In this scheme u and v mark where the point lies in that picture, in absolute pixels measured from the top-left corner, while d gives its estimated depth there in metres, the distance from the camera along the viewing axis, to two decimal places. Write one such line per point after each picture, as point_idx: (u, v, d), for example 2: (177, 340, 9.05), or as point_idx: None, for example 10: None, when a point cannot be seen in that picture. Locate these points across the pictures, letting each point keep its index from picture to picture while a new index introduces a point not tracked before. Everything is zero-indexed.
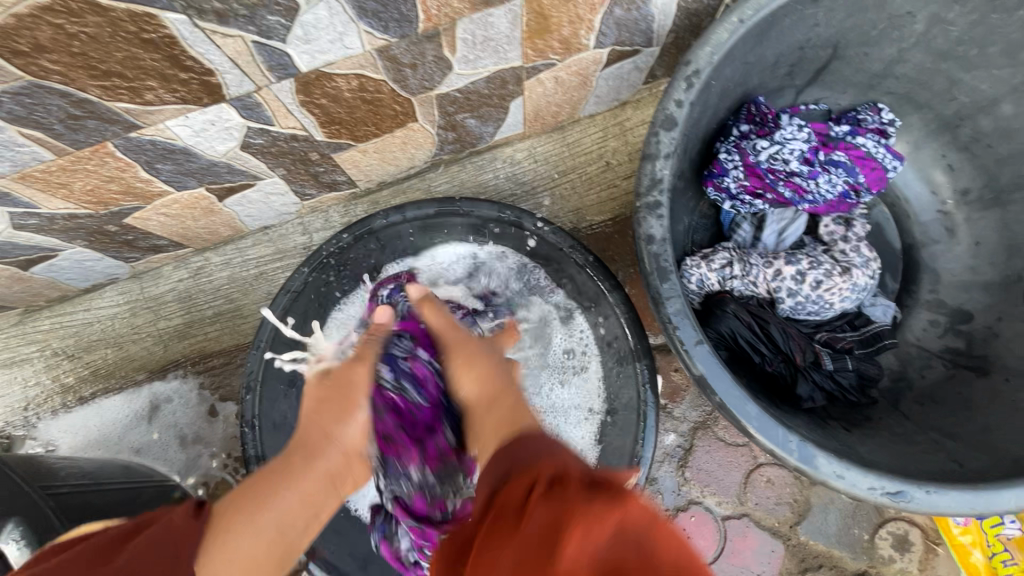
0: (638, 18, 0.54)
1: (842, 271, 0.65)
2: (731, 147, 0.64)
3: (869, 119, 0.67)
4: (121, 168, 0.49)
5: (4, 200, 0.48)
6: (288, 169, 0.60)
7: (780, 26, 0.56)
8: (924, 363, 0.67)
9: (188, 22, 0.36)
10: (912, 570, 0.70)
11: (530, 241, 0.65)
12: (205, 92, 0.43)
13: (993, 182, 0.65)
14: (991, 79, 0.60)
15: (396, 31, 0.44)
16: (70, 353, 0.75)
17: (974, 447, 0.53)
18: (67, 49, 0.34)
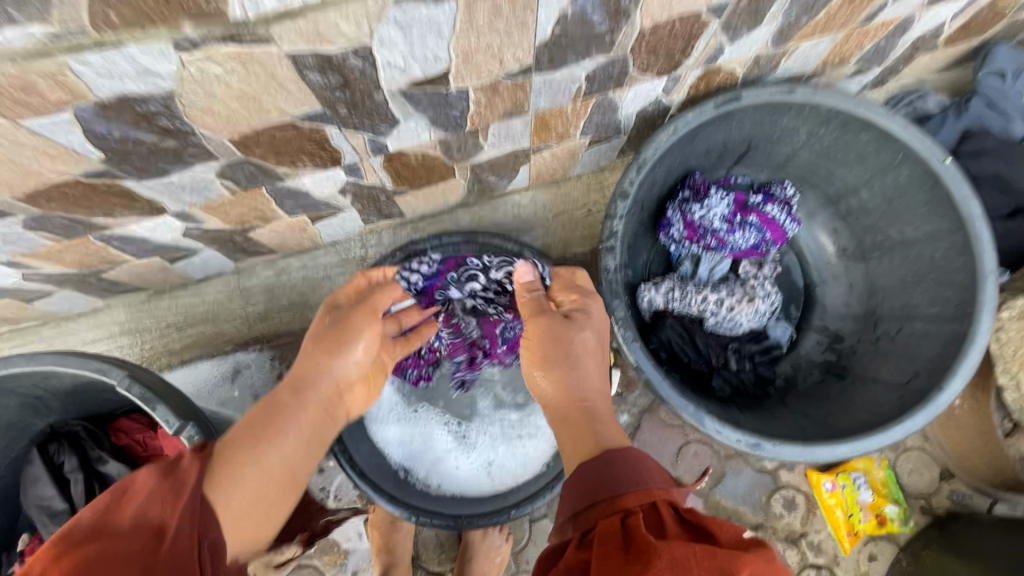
0: (609, 121, 0.81)
1: (748, 299, 0.90)
2: (676, 207, 0.90)
3: (779, 193, 0.92)
4: (263, 202, 0.75)
5: (187, 219, 0.74)
6: (362, 205, 0.86)
7: (706, 132, 0.82)
8: (809, 370, 0.93)
9: (338, 130, 0.62)
10: (796, 524, 0.94)
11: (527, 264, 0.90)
12: (331, 161, 0.69)
13: (861, 243, 0.91)
14: (853, 174, 0.86)
15: (452, 130, 0.69)
16: (178, 326, 1.00)
17: (819, 424, 0.78)
18: (270, 142, 0.60)
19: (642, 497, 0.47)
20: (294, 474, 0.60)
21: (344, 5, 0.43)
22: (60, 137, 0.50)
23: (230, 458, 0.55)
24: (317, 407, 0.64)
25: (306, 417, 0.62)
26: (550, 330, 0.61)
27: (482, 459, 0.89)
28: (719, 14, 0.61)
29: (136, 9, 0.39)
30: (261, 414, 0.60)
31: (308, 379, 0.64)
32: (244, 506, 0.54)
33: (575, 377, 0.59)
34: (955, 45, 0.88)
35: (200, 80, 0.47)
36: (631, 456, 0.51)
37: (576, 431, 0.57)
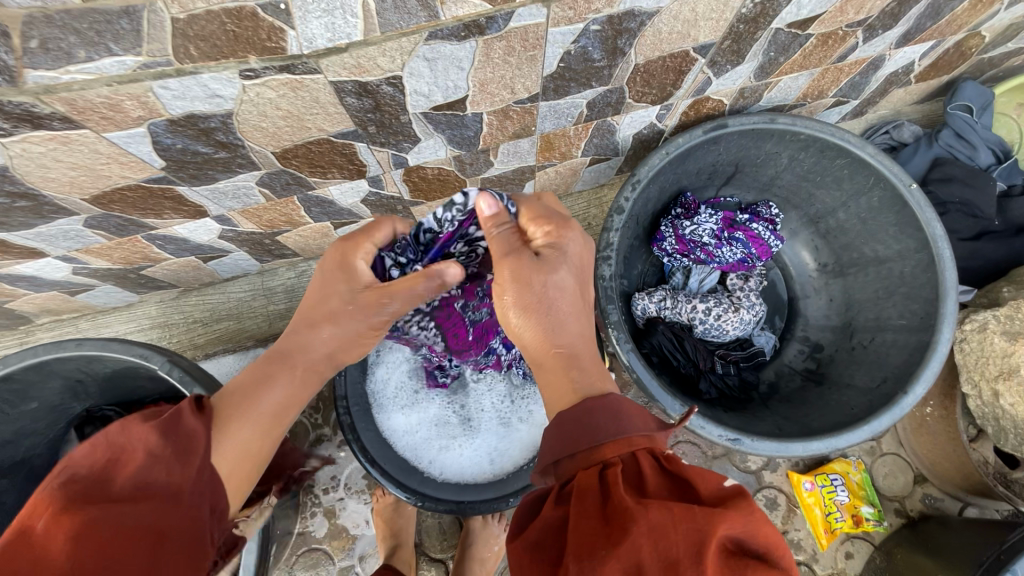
0: (607, 143, 0.89)
1: (734, 308, 0.97)
2: (669, 223, 0.98)
3: (764, 213, 1.02)
4: (294, 208, 0.83)
5: (225, 222, 0.81)
6: (381, 214, 0.94)
7: (696, 155, 0.90)
8: (790, 377, 1.00)
9: (366, 147, 0.70)
10: (777, 522, 1.00)
11: None
12: (357, 173, 0.77)
13: (839, 260, 0.99)
14: (831, 196, 0.94)
15: (466, 148, 0.77)
16: (204, 322, 1.07)
17: (795, 424, 0.85)
18: (306, 156, 0.68)
19: (621, 447, 0.49)
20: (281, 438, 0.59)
21: (383, 43, 0.51)
22: (132, 147, 0.58)
23: (223, 423, 0.54)
24: (308, 376, 0.61)
25: (298, 383, 0.60)
26: (520, 272, 0.57)
27: (483, 445, 1.00)
28: (705, 52, 0.69)
29: (211, 45, 0.47)
30: (255, 380, 0.58)
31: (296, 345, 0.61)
32: (234, 470, 0.54)
33: (551, 322, 0.58)
34: (927, 81, 0.97)
35: (256, 102, 0.55)
36: (610, 409, 0.52)
37: (555, 383, 0.58)
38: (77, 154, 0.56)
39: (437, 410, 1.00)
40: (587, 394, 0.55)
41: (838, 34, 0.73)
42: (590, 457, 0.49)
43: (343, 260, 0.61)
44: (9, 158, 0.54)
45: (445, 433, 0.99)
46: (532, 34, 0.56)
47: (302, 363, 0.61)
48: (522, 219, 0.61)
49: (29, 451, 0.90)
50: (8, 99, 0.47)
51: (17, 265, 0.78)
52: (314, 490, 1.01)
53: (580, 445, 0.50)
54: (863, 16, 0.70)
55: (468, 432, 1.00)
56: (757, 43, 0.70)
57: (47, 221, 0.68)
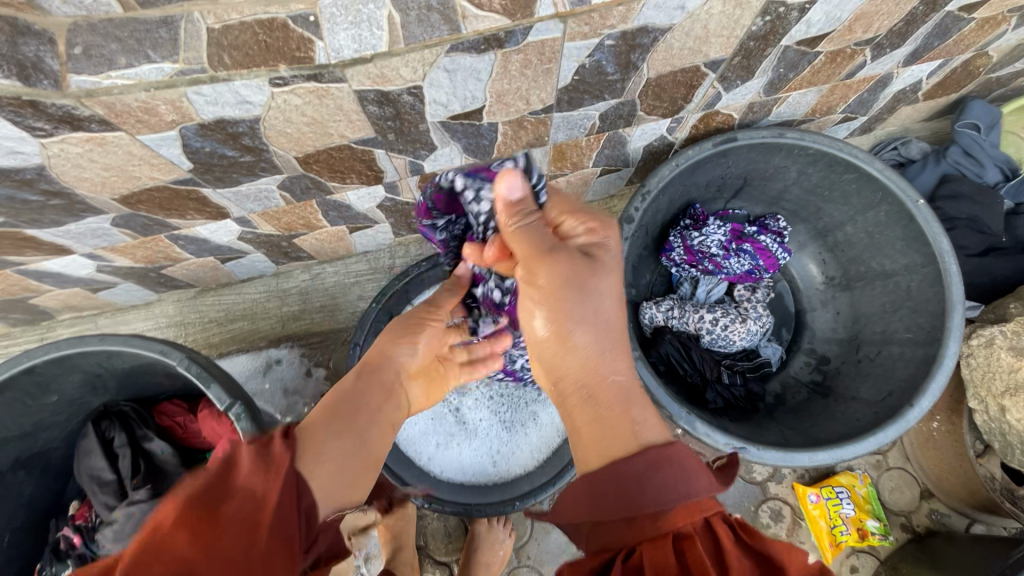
0: (618, 154, 0.91)
1: (742, 319, 0.98)
2: (678, 233, 0.99)
3: (772, 225, 1.02)
4: (311, 212, 0.85)
5: (245, 223, 0.84)
6: (395, 220, 0.96)
7: (706, 166, 0.91)
8: (797, 389, 1.01)
9: (385, 154, 0.73)
10: (783, 534, 1.00)
11: None
12: (374, 179, 0.79)
13: (846, 274, 1.00)
14: (839, 210, 0.95)
15: (480, 157, 0.80)
16: (220, 321, 1.09)
17: (802, 436, 0.86)
18: (326, 161, 0.71)
19: (692, 514, 0.46)
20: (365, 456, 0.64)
21: (405, 55, 0.53)
22: (163, 150, 0.60)
23: (315, 440, 0.58)
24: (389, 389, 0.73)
25: (373, 409, 0.69)
26: (571, 275, 0.59)
27: (484, 448, 1.03)
28: (716, 68, 0.71)
29: (245, 53, 0.50)
30: (333, 416, 0.64)
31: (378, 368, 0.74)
32: (326, 480, 0.55)
33: (601, 339, 0.59)
34: (935, 99, 0.98)
35: (283, 109, 0.58)
36: (674, 467, 0.50)
37: (612, 422, 0.55)
38: (112, 155, 0.59)
39: (436, 412, 1.03)
40: (644, 441, 0.53)
41: (847, 52, 0.74)
42: (657, 530, 0.46)
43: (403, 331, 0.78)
44: (47, 157, 0.57)
45: (443, 430, 1.02)
46: (548, 48, 0.58)
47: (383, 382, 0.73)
48: (558, 217, 0.65)
49: (47, 444, 0.92)
50: (52, 101, 0.49)
51: (44, 261, 0.81)
52: None
53: (649, 518, 0.46)
54: (871, 35, 0.72)
55: (465, 431, 1.03)
56: (768, 60, 0.72)
57: (77, 219, 0.71)
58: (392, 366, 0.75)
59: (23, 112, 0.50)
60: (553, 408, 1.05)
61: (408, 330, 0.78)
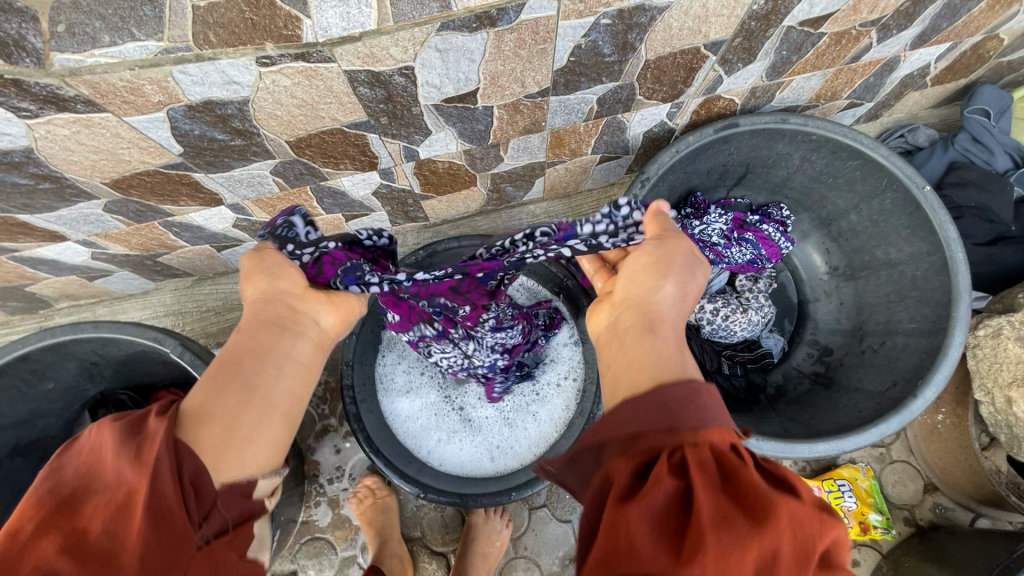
0: (617, 140, 0.89)
1: (743, 309, 0.96)
2: (679, 222, 0.97)
3: (774, 214, 1.01)
4: (306, 199, 0.84)
5: (240, 211, 0.83)
6: (391, 208, 0.95)
7: (706, 153, 0.89)
8: (799, 380, 1.00)
9: (379, 138, 0.71)
10: None
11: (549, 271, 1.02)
12: (369, 165, 0.78)
13: (851, 263, 0.98)
14: (843, 198, 0.93)
15: (476, 142, 0.78)
16: (217, 311, 1.09)
17: (804, 426, 0.85)
18: (318, 146, 0.70)
19: (722, 436, 0.44)
20: (251, 416, 0.51)
21: (395, 33, 0.52)
22: (152, 132, 0.59)
23: (201, 406, 0.49)
24: (277, 328, 0.56)
25: (266, 364, 0.53)
26: (653, 257, 0.58)
27: (482, 441, 1.03)
28: (716, 49, 0.69)
29: (230, 32, 0.48)
30: (220, 367, 0.52)
31: (276, 319, 0.56)
32: (214, 443, 0.48)
33: (659, 309, 0.55)
34: (943, 85, 0.96)
35: (272, 90, 0.57)
36: (702, 404, 0.46)
37: (652, 360, 0.51)
38: (100, 137, 0.58)
39: (437, 402, 1.04)
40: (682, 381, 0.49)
41: (852, 33, 0.73)
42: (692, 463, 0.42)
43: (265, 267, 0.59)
44: (34, 139, 0.56)
45: (445, 425, 1.03)
46: (543, 26, 0.57)
47: (271, 331, 0.55)
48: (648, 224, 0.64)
49: (45, 431, 0.92)
50: (35, 80, 0.49)
51: (38, 248, 0.80)
52: (319, 479, 1.03)
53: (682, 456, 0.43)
54: (877, 16, 0.70)
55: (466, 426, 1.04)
56: (770, 41, 0.70)
57: (68, 204, 0.70)
58: (283, 305, 0.57)
59: (6, 91, 0.49)
60: (553, 404, 1.03)
61: (259, 271, 0.58)
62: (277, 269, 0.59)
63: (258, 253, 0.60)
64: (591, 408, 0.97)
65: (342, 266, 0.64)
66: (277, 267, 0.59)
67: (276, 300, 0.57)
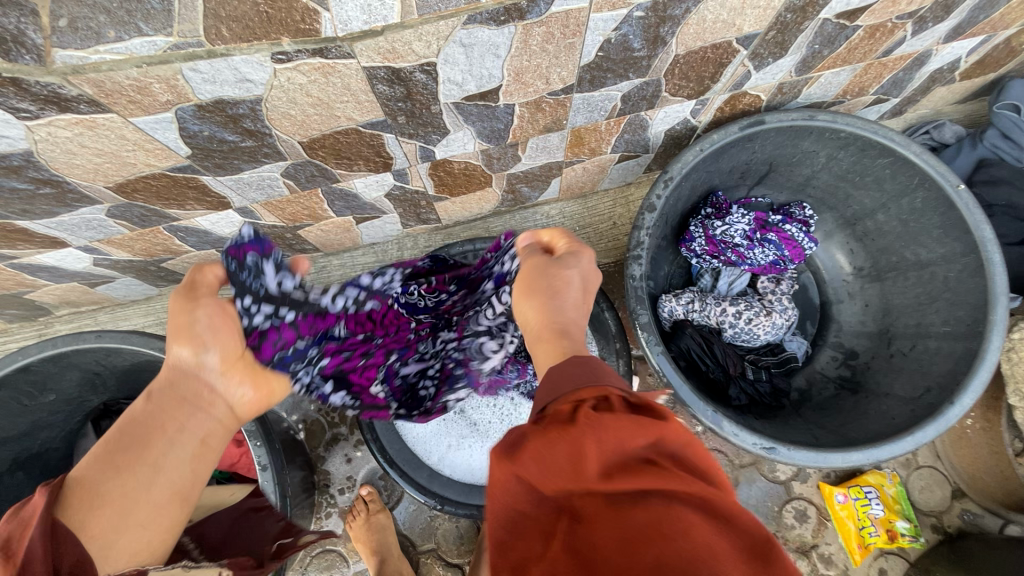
0: (638, 139, 0.86)
1: (767, 313, 0.94)
2: (699, 223, 0.95)
3: (797, 214, 0.98)
4: (317, 202, 0.81)
5: (248, 214, 0.80)
6: (403, 210, 0.92)
7: (731, 151, 0.86)
8: (824, 385, 0.98)
9: (395, 139, 0.68)
10: (807, 535, 0.97)
11: None
12: (382, 166, 0.75)
13: (877, 264, 0.96)
14: (870, 197, 0.91)
15: (495, 142, 0.75)
16: None
17: (835, 434, 0.82)
18: (331, 146, 0.66)
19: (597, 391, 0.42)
20: (143, 502, 0.48)
21: (419, 27, 0.49)
22: (159, 134, 0.56)
23: (87, 484, 0.46)
24: (193, 404, 0.53)
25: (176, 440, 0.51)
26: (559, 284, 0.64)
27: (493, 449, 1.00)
28: (748, 44, 0.66)
29: (244, 26, 0.45)
30: (117, 444, 0.49)
31: (189, 391, 0.53)
32: (108, 526, 0.45)
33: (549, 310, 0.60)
34: (971, 79, 0.93)
35: (287, 88, 0.53)
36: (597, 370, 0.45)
37: (546, 346, 0.52)
38: (104, 139, 0.55)
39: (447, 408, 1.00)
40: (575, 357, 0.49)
41: (887, 26, 0.70)
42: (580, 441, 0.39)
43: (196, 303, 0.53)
44: (34, 142, 0.53)
45: (455, 431, 0.99)
46: (573, 19, 0.54)
47: (190, 399, 0.53)
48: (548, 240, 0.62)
49: (46, 443, 0.89)
50: (36, 79, 0.45)
51: (38, 255, 0.77)
52: (330, 489, 1.01)
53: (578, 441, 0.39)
54: (915, 7, 0.67)
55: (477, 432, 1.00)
56: (804, 34, 0.67)
57: (70, 210, 0.67)
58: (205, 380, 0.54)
59: (5, 91, 0.46)
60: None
61: (183, 326, 0.53)
62: (209, 334, 0.53)
63: (191, 296, 0.53)
64: None
65: (281, 351, 0.58)
66: (210, 332, 0.53)
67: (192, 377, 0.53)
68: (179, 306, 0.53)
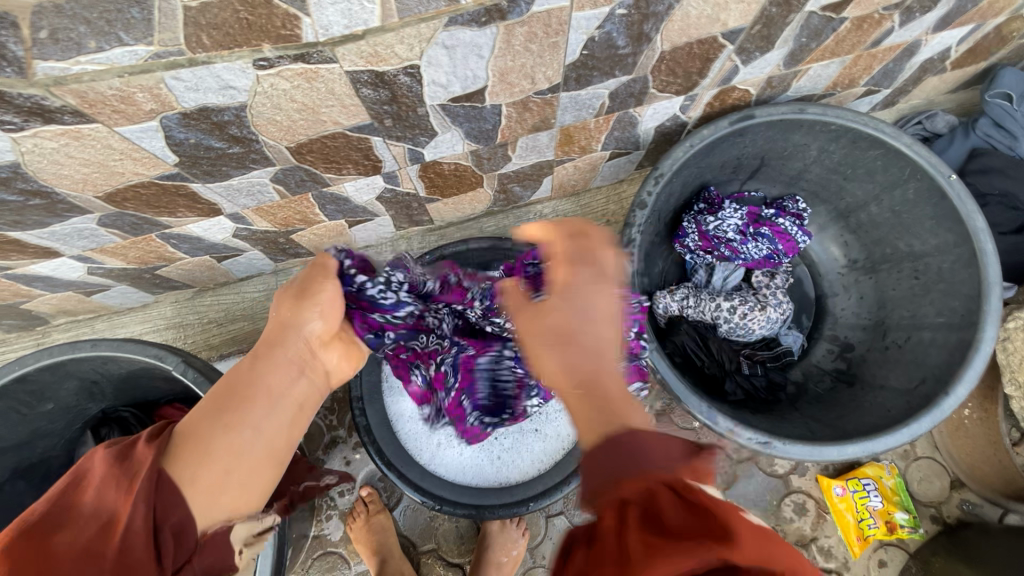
0: (628, 136, 0.86)
1: (761, 307, 0.94)
2: (692, 219, 0.94)
3: (790, 207, 0.98)
4: (308, 206, 0.81)
5: (239, 220, 0.80)
6: (396, 212, 0.92)
7: (721, 146, 0.86)
8: (820, 378, 0.98)
9: (383, 142, 0.69)
10: (807, 528, 0.97)
11: None
12: (372, 169, 0.75)
13: (870, 257, 0.96)
14: (863, 189, 0.90)
15: (484, 142, 0.75)
16: (219, 322, 1.06)
17: (830, 428, 0.82)
18: (316, 151, 0.66)
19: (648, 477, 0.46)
20: (239, 455, 0.54)
21: (400, 30, 0.49)
22: (146, 142, 0.56)
23: (196, 435, 0.54)
24: (296, 361, 0.60)
25: (274, 389, 0.57)
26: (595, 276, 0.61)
27: (490, 448, 0.99)
28: (734, 38, 0.66)
29: (225, 33, 0.45)
30: (222, 395, 0.56)
31: (277, 335, 0.59)
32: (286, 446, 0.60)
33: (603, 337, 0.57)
34: (962, 68, 0.92)
35: (271, 94, 0.54)
36: (643, 447, 0.48)
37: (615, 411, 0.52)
38: (90, 149, 0.55)
39: None
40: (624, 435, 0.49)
41: (874, 17, 0.69)
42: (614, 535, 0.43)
43: (298, 296, 0.61)
44: (20, 153, 0.53)
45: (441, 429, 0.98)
46: (555, 19, 0.54)
47: (285, 355, 0.59)
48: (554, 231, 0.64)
49: (46, 452, 0.89)
50: (18, 91, 0.45)
51: (31, 265, 0.77)
52: (329, 492, 1.01)
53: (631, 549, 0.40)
54: None
55: None
56: (790, 28, 0.67)
57: (61, 220, 0.67)
58: (297, 336, 0.60)
59: None
60: (560, 420, 1.01)
61: (274, 344, 0.59)
62: (328, 307, 0.61)
63: (298, 299, 0.60)
64: None
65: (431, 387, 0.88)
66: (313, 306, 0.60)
67: (297, 336, 0.60)
68: (281, 301, 0.61)
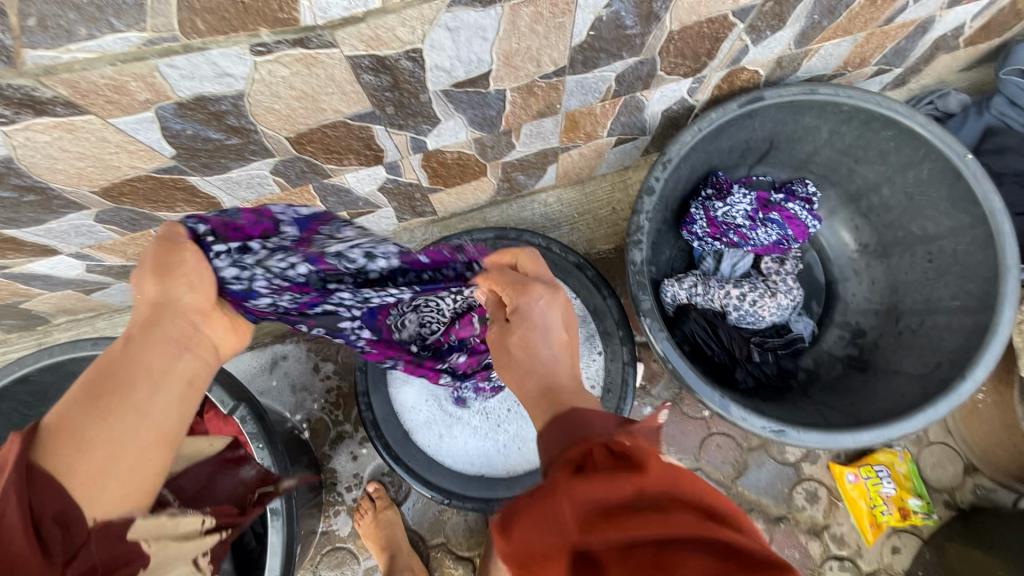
0: (635, 121, 0.84)
1: (771, 294, 0.93)
2: (700, 205, 0.92)
3: (801, 190, 0.95)
4: (309, 198, 0.80)
5: None
6: (398, 203, 0.90)
7: (729, 130, 0.84)
8: (830, 364, 0.97)
9: (385, 130, 0.67)
10: (819, 515, 0.97)
11: (573, 258, 0.98)
12: (374, 159, 0.73)
13: (881, 241, 0.95)
14: (874, 171, 0.88)
15: (487, 130, 0.73)
16: None
17: (843, 415, 0.81)
18: (316, 140, 0.65)
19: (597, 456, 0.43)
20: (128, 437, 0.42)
21: (402, 11, 0.47)
22: (141, 134, 0.55)
23: (69, 425, 0.41)
24: (180, 334, 0.47)
25: (154, 366, 0.45)
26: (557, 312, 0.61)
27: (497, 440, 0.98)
28: (745, 16, 0.64)
29: (220, 17, 0.43)
30: (91, 382, 0.43)
31: (149, 310, 0.47)
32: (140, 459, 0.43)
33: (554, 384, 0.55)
34: (976, 45, 0.90)
35: (269, 81, 0.52)
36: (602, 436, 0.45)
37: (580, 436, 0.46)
38: (84, 142, 0.54)
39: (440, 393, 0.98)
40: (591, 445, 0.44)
41: None
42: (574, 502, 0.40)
43: (161, 271, 0.47)
44: (12, 148, 0.52)
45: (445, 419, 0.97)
46: None
47: (162, 329, 0.46)
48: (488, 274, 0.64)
49: None
50: (6, 82, 0.44)
51: (29, 264, 0.76)
52: (337, 488, 1.01)
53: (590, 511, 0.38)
54: None
55: (463, 419, 0.99)
56: (803, 5, 0.65)
57: (57, 216, 0.66)
58: (172, 311, 0.47)
59: None
60: None
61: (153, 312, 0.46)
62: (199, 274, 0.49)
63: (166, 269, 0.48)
64: (618, 405, 0.94)
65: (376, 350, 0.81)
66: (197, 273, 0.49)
67: (176, 314, 0.47)
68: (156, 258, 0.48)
